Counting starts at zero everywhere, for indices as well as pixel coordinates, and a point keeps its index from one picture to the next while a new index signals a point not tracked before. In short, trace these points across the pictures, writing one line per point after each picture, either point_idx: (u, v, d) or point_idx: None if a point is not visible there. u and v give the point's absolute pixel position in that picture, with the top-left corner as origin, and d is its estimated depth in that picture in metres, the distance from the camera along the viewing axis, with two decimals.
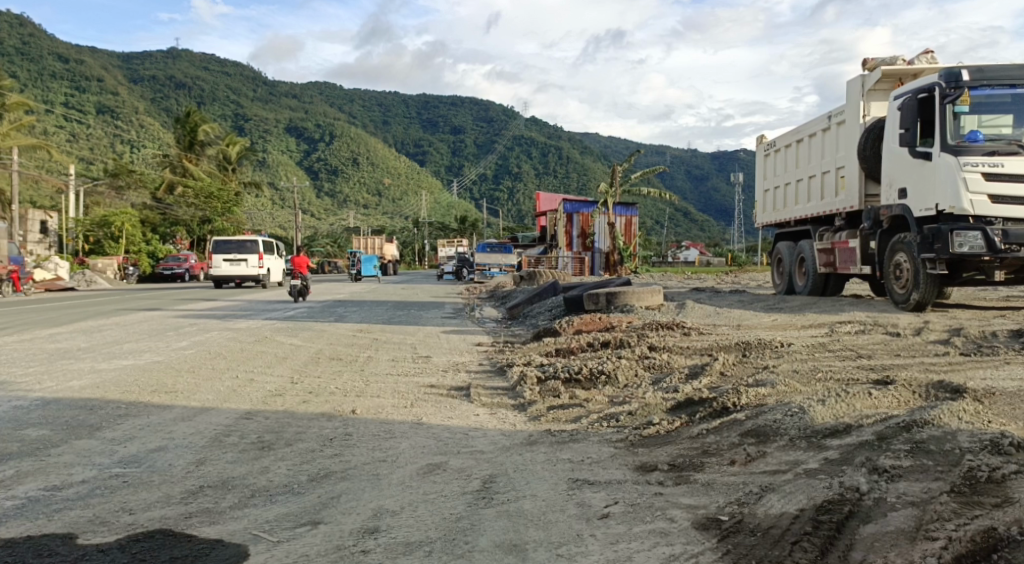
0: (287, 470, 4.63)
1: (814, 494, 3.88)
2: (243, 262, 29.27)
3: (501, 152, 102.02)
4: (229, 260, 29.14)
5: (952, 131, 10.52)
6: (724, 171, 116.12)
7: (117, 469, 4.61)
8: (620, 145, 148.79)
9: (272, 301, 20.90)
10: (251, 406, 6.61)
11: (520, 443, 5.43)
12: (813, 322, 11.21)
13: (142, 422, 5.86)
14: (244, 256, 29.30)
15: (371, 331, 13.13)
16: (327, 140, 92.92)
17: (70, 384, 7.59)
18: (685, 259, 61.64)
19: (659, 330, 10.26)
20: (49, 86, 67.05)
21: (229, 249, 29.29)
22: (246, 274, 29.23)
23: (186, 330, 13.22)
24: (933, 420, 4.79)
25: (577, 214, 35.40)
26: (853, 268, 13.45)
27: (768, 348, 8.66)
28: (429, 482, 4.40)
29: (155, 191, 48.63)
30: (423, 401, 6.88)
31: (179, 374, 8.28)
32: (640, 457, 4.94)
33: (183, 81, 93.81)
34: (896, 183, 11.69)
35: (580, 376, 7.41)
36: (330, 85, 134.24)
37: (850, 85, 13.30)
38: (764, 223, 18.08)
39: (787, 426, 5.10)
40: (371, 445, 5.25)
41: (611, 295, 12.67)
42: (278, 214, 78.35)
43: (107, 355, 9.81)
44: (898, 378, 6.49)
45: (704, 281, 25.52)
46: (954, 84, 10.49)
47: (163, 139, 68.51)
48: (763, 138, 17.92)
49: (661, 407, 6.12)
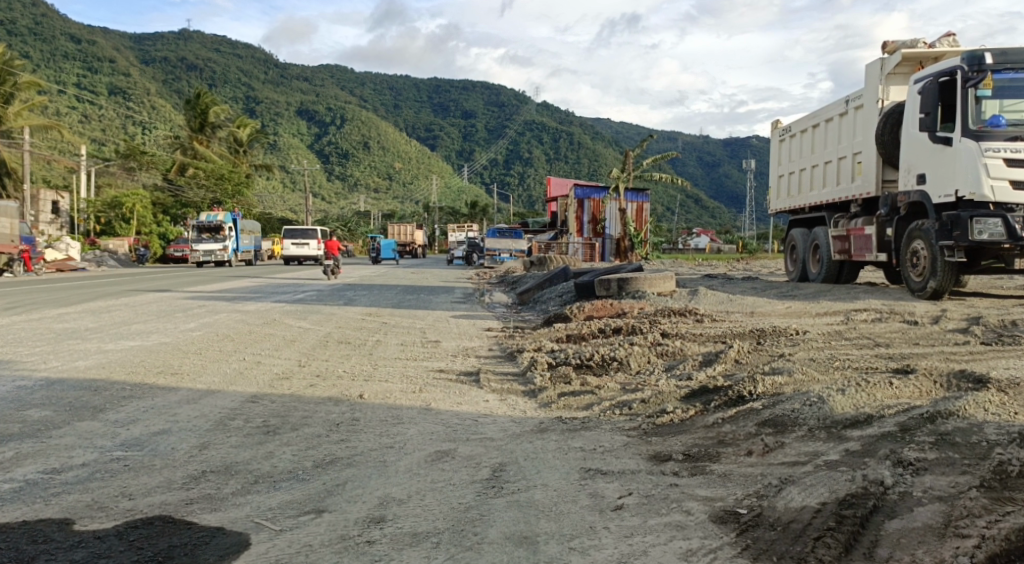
0: (292, 455, 4.53)
1: (837, 487, 3.73)
2: (307, 245, 38.32)
3: (512, 137, 101.71)
4: (296, 243, 38.28)
5: (973, 115, 10.27)
6: (737, 158, 115.18)
7: (120, 452, 4.53)
8: (632, 131, 147.99)
9: (282, 284, 20.90)
10: (257, 388, 6.51)
11: (530, 430, 5.32)
12: (828, 309, 11.03)
13: (147, 404, 5.77)
14: (308, 240, 38.35)
15: (379, 315, 13.05)
16: (338, 124, 92.84)
17: (76, 363, 7.56)
18: (697, 245, 61.28)
19: (671, 317, 10.11)
20: (62, 66, 67.16)
21: (296, 235, 38.46)
22: (310, 254, 38.35)
23: (196, 310, 13.20)
24: (959, 411, 4.63)
25: (589, 200, 34.96)
26: (869, 255, 13.21)
27: (783, 335, 8.49)
28: (437, 470, 4.28)
29: (166, 172, 48.68)
30: (431, 387, 6.76)
31: (187, 354, 8.24)
32: (654, 447, 4.81)
33: (194, 63, 93.79)
34: (914, 168, 11.44)
35: (592, 362, 7.31)
36: (342, 69, 134.15)
37: (869, 68, 13.03)
38: (777, 209, 17.83)
39: (807, 416, 4.95)
40: (378, 431, 5.13)
41: (623, 281, 12.51)
42: (289, 196, 78.53)
43: (116, 335, 9.74)
44: (920, 366, 6.32)
45: (717, 268, 25.25)
46: (977, 67, 10.22)
47: (175, 121, 68.59)
48: (778, 123, 17.64)
49: (674, 395, 5.99)
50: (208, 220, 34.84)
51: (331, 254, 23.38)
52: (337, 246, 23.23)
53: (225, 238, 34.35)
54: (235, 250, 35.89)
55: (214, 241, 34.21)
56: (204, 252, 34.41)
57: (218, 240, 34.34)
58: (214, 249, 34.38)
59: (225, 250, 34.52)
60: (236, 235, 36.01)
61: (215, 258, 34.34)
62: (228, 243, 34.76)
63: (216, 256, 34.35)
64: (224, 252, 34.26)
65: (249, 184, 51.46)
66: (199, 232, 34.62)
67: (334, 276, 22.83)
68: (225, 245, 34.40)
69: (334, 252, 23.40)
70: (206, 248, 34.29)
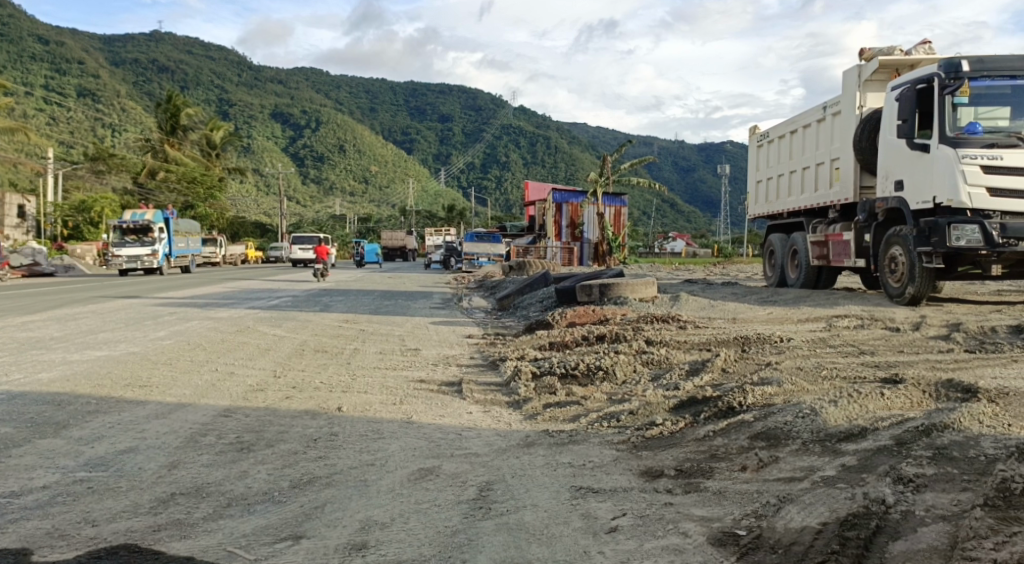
0: (268, 475, 4.31)
1: (837, 507, 3.62)
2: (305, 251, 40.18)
3: (489, 141, 101.67)
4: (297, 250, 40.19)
5: (950, 123, 10.30)
6: (711, 163, 116.25)
7: (83, 473, 4.27)
8: (607, 136, 148.62)
9: (256, 289, 20.54)
10: (232, 401, 6.27)
11: (516, 444, 5.15)
12: (809, 315, 10.98)
13: (113, 419, 5.51)
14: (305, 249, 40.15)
15: (357, 322, 12.80)
16: (313, 127, 92.10)
17: (39, 376, 7.23)
18: (673, 249, 61.52)
19: (654, 324, 9.99)
20: (29, 68, 65.82)
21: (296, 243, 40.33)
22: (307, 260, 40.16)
23: (166, 318, 12.87)
24: (954, 423, 4.54)
25: (567, 204, 35.44)
26: (847, 261, 13.21)
27: (768, 343, 8.41)
28: (421, 490, 4.09)
29: (136, 175, 47.80)
30: (412, 398, 6.56)
31: (156, 365, 7.95)
32: (645, 462, 4.66)
33: (167, 65, 92.53)
34: (893, 175, 11.44)
35: (577, 371, 7.15)
36: (316, 72, 133.39)
37: (847, 75, 13.06)
38: (755, 215, 17.86)
39: (800, 429, 4.83)
40: (359, 446, 4.93)
41: (604, 287, 12.41)
42: (262, 200, 77.71)
43: (81, 345, 9.40)
44: (909, 375, 6.23)
45: (694, 273, 25.33)
46: (954, 74, 10.24)
47: (146, 124, 67.60)
48: (755, 129, 17.70)
49: (663, 406, 5.84)
50: (132, 219, 30.49)
51: (319, 259, 25.66)
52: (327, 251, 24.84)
53: (153, 241, 30.26)
54: (167, 255, 31.68)
55: (140, 244, 30.07)
56: (128, 257, 30.14)
57: (146, 244, 30.17)
58: (141, 254, 30.21)
59: (154, 255, 30.33)
60: (168, 237, 31.72)
61: (143, 265, 30.13)
62: (158, 246, 30.60)
63: (142, 262, 30.12)
64: (152, 257, 30.05)
65: (221, 188, 50.83)
66: (122, 234, 30.40)
67: (321, 278, 24.73)
68: (154, 249, 30.26)
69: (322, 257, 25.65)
70: (131, 253, 30.00)
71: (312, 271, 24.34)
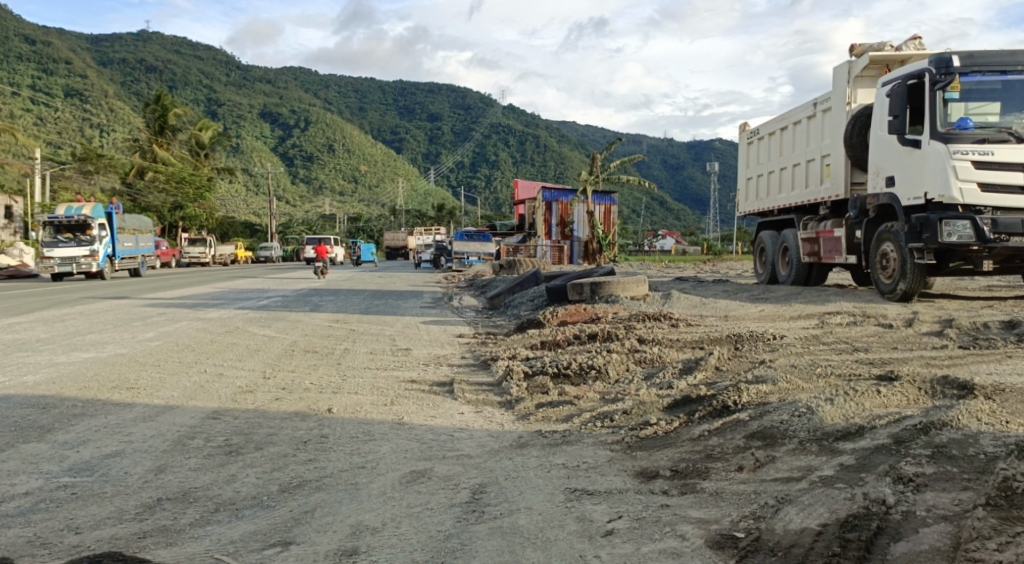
0: (256, 479, 4.21)
1: (836, 507, 3.57)
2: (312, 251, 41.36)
3: (479, 140, 101.52)
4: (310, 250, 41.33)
5: (941, 118, 10.28)
6: (701, 161, 116.58)
7: (67, 478, 4.17)
8: (596, 134, 148.71)
9: (245, 290, 20.36)
10: (220, 403, 6.17)
11: (510, 445, 5.07)
12: (801, 312, 10.95)
13: (99, 423, 5.40)
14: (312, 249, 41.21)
15: (347, 322, 12.68)
16: (302, 126, 91.72)
17: (26, 379, 7.10)
18: (663, 247, 61.52)
19: (647, 322, 9.94)
20: (16, 68, 65.18)
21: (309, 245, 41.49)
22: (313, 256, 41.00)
23: (155, 319, 12.73)
24: (953, 420, 4.50)
25: (557, 202, 35.42)
26: (838, 257, 13.20)
27: (761, 340, 8.36)
28: (414, 493, 4.01)
29: (125, 176, 47.36)
30: (403, 399, 6.48)
31: (144, 367, 7.82)
32: (640, 463, 4.60)
33: (154, 65, 91.82)
34: (884, 171, 11.43)
35: (569, 370, 7.08)
36: (305, 72, 132.88)
37: (837, 71, 13.04)
38: (745, 212, 17.85)
39: (797, 427, 4.78)
40: (350, 449, 4.85)
41: (596, 285, 12.36)
42: (252, 200, 77.34)
43: (67, 347, 9.23)
44: (903, 372, 6.19)
45: (684, 271, 25.30)
46: (944, 70, 10.22)
47: (134, 125, 67.15)
48: (745, 126, 17.68)
49: (657, 405, 5.79)
50: (66, 214, 25.92)
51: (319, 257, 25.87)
52: (327, 249, 26.17)
53: (89, 240, 25.72)
54: (108, 257, 26.93)
55: (76, 244, 25.62)
56: (62, 259, 25.75)
57: (82, 244, 25.70)
58: (76, 256, 25.67)
59: (92, 256, 25.78)
60: (112, 234, 27.15)
61: (78, 267, 25.61)
62: (97, 246, 26.14)
63: (79, 265, 25.69)
64: (92, 258, 25.68)
65: (211, 188, 50.48)
66: (54, 231, 25.78)
67: (321, 275, 25.75)
68: (92, 250, 25.73)
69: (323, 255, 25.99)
70: (65, 253, 25.52)
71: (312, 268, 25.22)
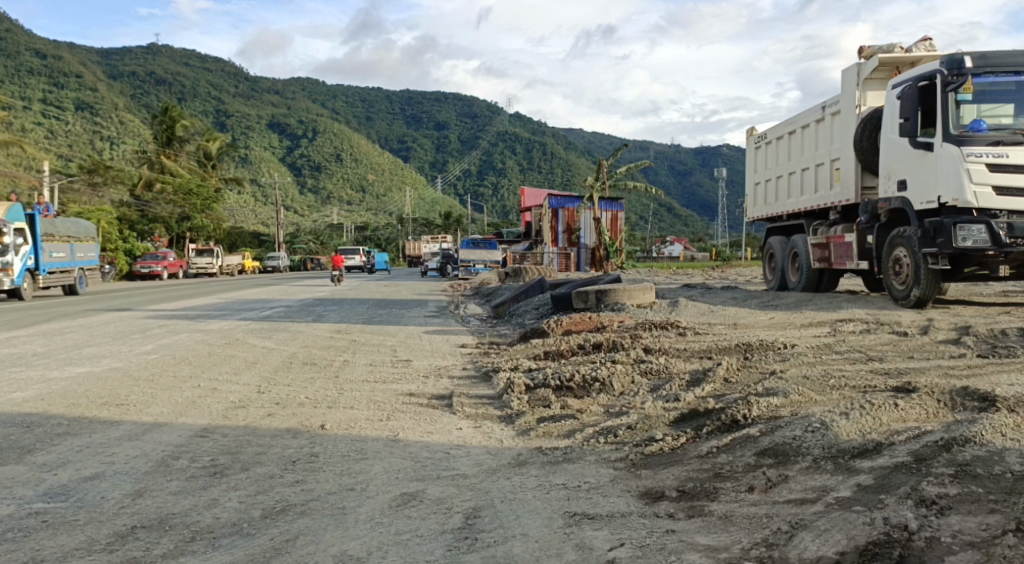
0: (238, 503, 3.99)
1: (855, 534, 3.33)
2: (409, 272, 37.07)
3: (486, 148, 101.61)
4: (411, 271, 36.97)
5: (953, 121, 10.01)
6: (708, 166, 116.35)
7: (40, 505, 3.93)
8: (603, 141, 148.85)
9: (250, 300, 20.22)
10: (210, 420, 5.96)
11: (508, 463, 4.83)
12: (813, 320, 10.68)
13: (83, 442, 5.20)
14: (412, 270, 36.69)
15: (349, 332, 12.48)
16: (309, 136, 92.04)
17: (15, 395, 6.90)
18: (671, 253, 61.29)
19: (654, 331, 9.69)
20: (27, 82, 65.68)
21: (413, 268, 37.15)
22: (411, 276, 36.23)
23: (155, 331, 12.55)
24: (977, 436, 4.23)
25: (563, 209, 35.28)
26: (850, 263, 12.92)
27: (772, 349, 8.11)
28: (403, 518, 3.78)
29: (132, 188, 47.30)
30: (400, 414, 6.24)
31: (137, 383, 7.58)
32: (645, 482, 4.35)
33: (164, 77, 92.31)
34: (896, 175, 11.14)
35: (572, 383, 6.83)
36: (312, 83, 133.50)
37: (845, 74, 12.79)
38: (754, 218, 17.56)
39: (810, 444, 4.52)
40: (339, 469, 4.61)
41: (601, 294, 12.11)
42: (260, 210, 77.60)
43: (63, 362, 9.04)
44: (921, 384, 5.92)
45: (693, 277, 25.05)
46: (956, 71, 9.96)
47: (143, 136, 67.56)
48: (753, 130, 17.41)
49: (663, 420, 5.54)
50: None
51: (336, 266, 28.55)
52: (342, 258, 28.28)
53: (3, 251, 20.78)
54: (28, 270, 22.04)
55: None
56: None
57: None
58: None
59: (7, 270, 20.98)
60: (34, 241, 22.12)
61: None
62: (12, 257, 21.19)
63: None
64: (6, 273, 20.82)
65: (218, 199, 50.52)
66: None
67: (338, 281, 28.14)
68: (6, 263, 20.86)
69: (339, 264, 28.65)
70: None
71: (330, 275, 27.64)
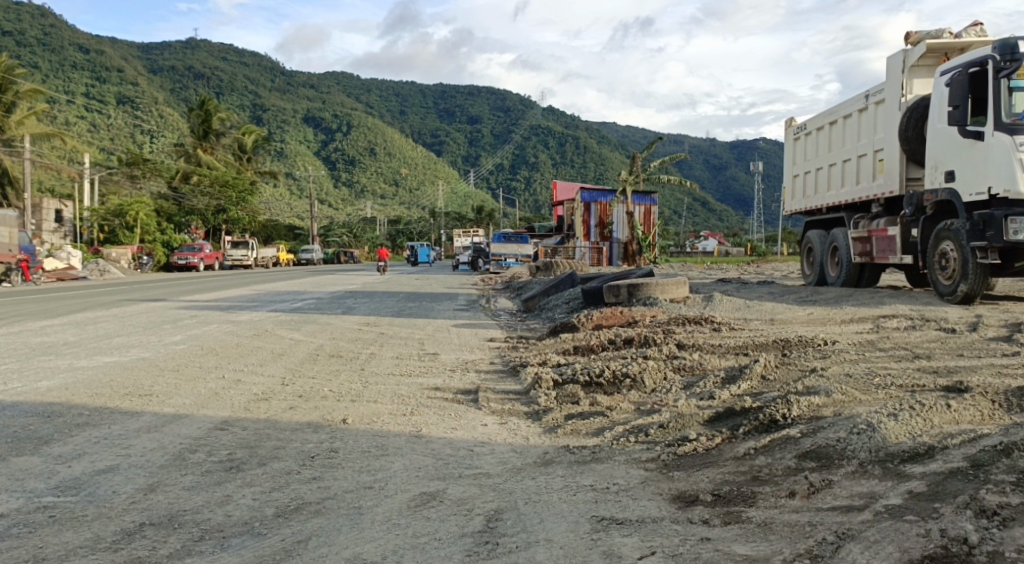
0: (251, 500, 3.83)
1: (908, 546, 3.07)
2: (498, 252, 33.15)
3: (518, 142, 101.40)
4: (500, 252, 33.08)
5: (1005, 109, 9.55)
6: (744, 161, 114.86)
7: (50, 498, 3.82)
8: (637, 135, 147.88)
9: (279, 292, 20.25)
10: (231, 413, 5.82)
11: (533, 462, 4.62)
12: (854, 315, 10.31)
13: (101, 433, 5.10)
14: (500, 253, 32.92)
15: (377, 325, 12.35)
16: (344, 130, 92.66)
17: (39, 384, 6.86)
18: (705, 248, 60.66)
19: (688, 326, 9.41)
20: (70, 77, 66.98)
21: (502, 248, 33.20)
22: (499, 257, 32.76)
23: (185, 321, 12.57)
24: None
25: (595, 203, 34.73)
26: (893, 258, 12.44)
27: (811, 346, 7.77)
28: (422, 519, 3.58)
29: (171, 181, 47.56)
30: (425, 408, 6.06)
31: (162, 373, 7.52)
32: (677, 485, 4.12)
33: (202, 72, 93.58)
34: (943, 166, 10.67)
35: (602, 379, 6.58)
36: (347, 78, 134.51)
37: (890, 61, 12.31)
38: (792, 211, 17.09)
39: (856, 447, 4.24)
40: (358, 466, 4.44)
41: (633, 288, 11.81)
42: (295, 204, 78.40)
43: (92, 351, 9.03)
44: (973, 383, 5.58)
45: (727, 272, 24.56)
46: (1010, 56, 9.48)
47: (182, 130, 68.56)
48: (792, 121, 16.94)
49: (697, 419, 5.26)
50: None
51: (381, 257, 30.47)
52: (387, 250, 30.16)
53: None
54: None
55: None
56: None
57: None
58: None
59: None
60: None
61: None
62: None
63: None
64: None
65: (253, 191, 50.83)
66: None
67: (380, 270, 29.42)
68: None
69: (383, 254, 30.42)
70: None
71: (375, 268, 28.86)
